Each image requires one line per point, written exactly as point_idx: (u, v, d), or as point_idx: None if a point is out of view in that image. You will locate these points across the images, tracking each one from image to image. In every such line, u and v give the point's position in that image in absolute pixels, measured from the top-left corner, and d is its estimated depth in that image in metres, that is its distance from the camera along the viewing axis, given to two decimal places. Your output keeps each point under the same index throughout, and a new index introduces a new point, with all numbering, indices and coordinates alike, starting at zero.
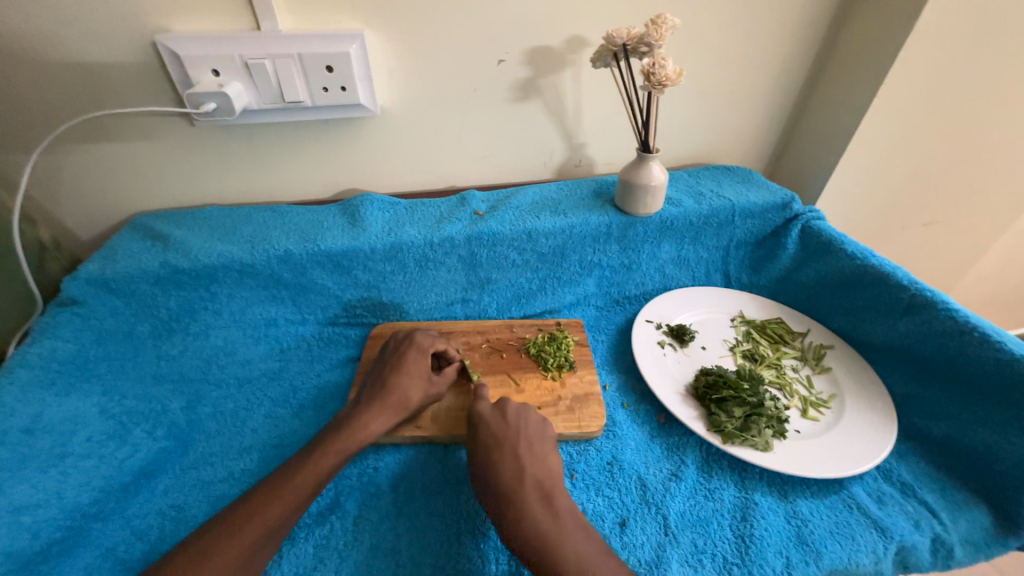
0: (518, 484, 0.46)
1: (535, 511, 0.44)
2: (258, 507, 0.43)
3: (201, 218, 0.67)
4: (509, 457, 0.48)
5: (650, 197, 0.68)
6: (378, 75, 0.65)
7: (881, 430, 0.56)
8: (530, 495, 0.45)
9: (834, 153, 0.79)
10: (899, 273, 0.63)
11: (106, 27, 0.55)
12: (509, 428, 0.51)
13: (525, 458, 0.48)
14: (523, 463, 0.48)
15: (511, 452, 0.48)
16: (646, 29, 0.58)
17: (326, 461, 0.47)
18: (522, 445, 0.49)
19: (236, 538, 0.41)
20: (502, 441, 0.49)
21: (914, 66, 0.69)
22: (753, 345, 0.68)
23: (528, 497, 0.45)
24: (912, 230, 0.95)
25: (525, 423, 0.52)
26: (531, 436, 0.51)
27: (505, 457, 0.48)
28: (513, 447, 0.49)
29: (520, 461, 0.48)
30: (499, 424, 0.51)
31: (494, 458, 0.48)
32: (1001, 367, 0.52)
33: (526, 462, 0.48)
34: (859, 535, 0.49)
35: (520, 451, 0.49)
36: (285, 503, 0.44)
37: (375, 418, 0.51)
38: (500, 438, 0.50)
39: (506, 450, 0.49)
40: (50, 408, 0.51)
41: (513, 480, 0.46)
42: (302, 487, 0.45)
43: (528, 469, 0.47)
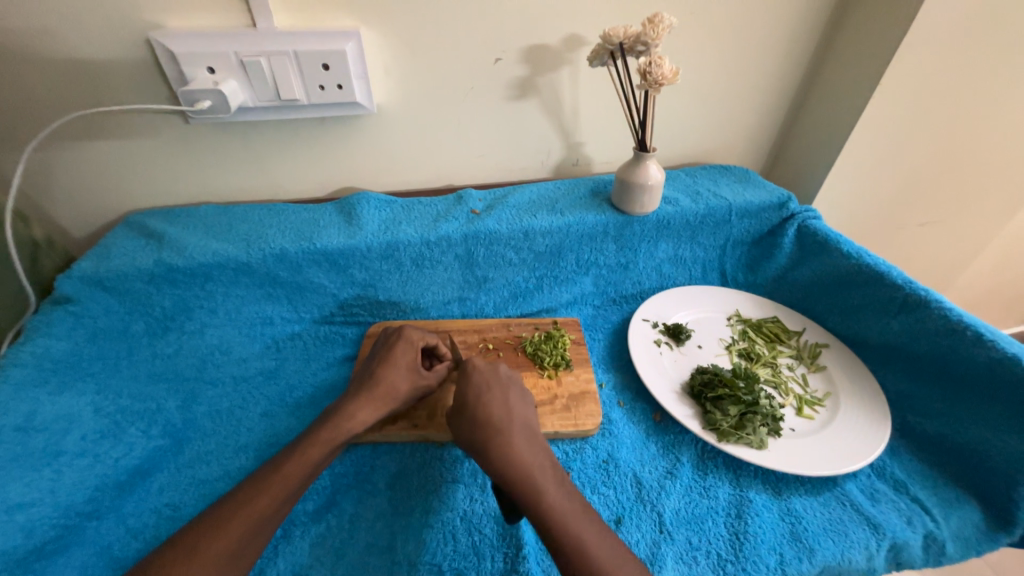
0: (507, 420, 0.47)
1: (520, 445, 0.46)
2: (246, 500, 0.43)
3: (196, 217, 0.67)
4: (499, 398, 0.49)
5: (647, 196, 0.68)
6: (375, 74, 0.65)
7: (875, 429, 0.57)
8: (515, 438, 0.46)
9: (830, 152, 0.79)
10: (894, 272, 0.63)
11: (99, 23, 0.55)
12: (500, 375, 0.52)
13: (513, 402, 0.50)
14: (511, 407, 0.49)
15: (500, 395, 0.50)
16: (643, 28, 0.58)
17: (314, 451, 0.47)
18: (500, 396, 0.49)
19: (224, 533, 0.41)
20: (491, 384, 0.50)
21: (910, 66, 0.69)
22: (749, 344, 0.69)
23: (515, 434, 0.46)
24: (908, 230, 0.95)
25: (512, 374, 0.53)
26: (516, 382, 0.52)
27: (494, 398, 0.49)
28: (501, 391, 0.50)
29: (510, 404, 0.49)
30: (489, 369, 0.52)
31: (484, 395, 0.49)
32: (994, 366, 0.53)
33: (512, 409, 0.49)
34: (851, 532, 0.49)
35: (510, 395, 0.50)
36: (273, 495, 0.44)
37: (362, 409, 0.52)
38: (489, 381, 0.51)
39: (495, 391, 0.50)
40: (44, 406, 0.50)
41: (502, 417, 0.47)
42: (290, 478, 0.45)
43: (516, 412, 0.48)
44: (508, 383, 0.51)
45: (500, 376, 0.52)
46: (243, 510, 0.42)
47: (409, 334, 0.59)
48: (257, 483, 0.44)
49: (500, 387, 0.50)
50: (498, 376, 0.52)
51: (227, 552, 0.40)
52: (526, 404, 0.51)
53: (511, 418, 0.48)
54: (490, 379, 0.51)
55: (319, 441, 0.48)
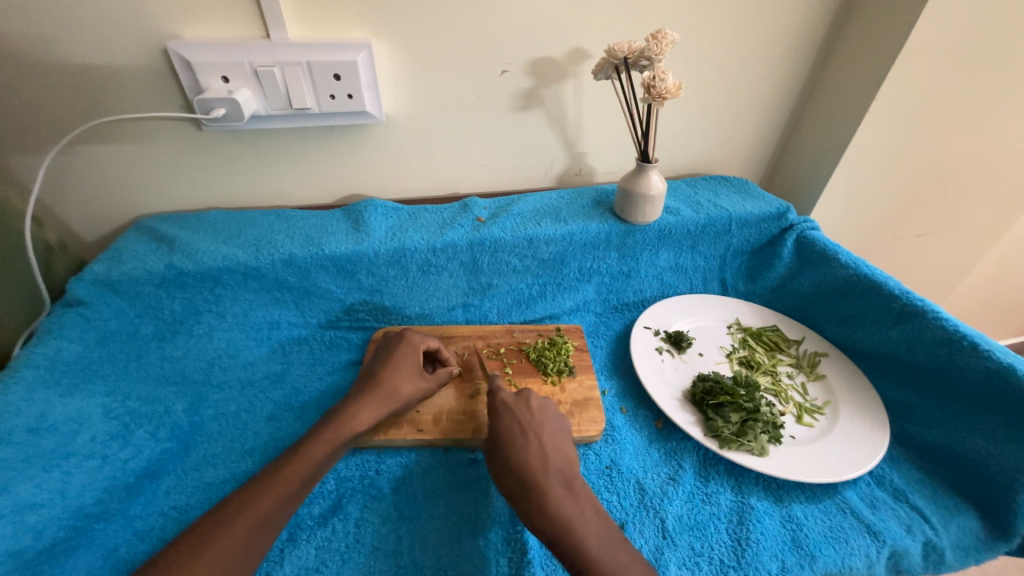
0: (542, 468, 0.47)
1: (559, 495, 0.45)
2: (250, 500, 0.44)
3: (206, 221, 0.68)
4: (536, 441, 0.49)
5: (650, 206, 0.69)
6: (384, 84, 0.66)
7: (874, 436, 0.58)
8: (555, 489, 0.45)
9: (828, 165, 0.81)
10: (891, 283, 0.65)
11: (118, 33, 0.56)
12: (533, 415, 0.51)
13: (550, 444, 0.49)
14: (549, 450, 0.48)
15: (538, 437, 0.49)
16: (646, 43, 0.59)
17: (316, 451, 0.48)
18: (537, 437, 0.49)
19: (229, 533, 0.41)
20: (527, 428, 0.50)
21: (904, 82, 0.71)
22: (749, 352, 0.70)
23: (552, 482, 0.46)
24: (905, 241, 0.97)
25: (547, 410, 0.53)
26: (553, 423, 0.52)
27: (529, 444, 0.48)
28: (539, 432, 0.50)
29: (546, 446, 0.49)
30: (523, 409, 0.52)
31: (521, 440, 0.49)
32: (990, 375, 0.54)
33: (549, 453, 0.48)
34: (852, 539, 0.50)
35: (545, 437, 0.49)
36: (276, 495, 0.44)
37: (363, 409, 0.52)
38: (523, 425, 0.50)
39: (529, 435, 0.49)
40: (54, 407, 0.51)
41: (538, 463, 0.47)
42: (292, 479, 0.46)
43: (552, 456, 0.48)
44: (542, 423, 0.51)
45: (535, 413, 0.52)
46: (247, 510, 0.43)
47: (411, 338, 0.60)
48: (260, 483, 0.45)
49: (534, 430, 0.50)
50: (534, 416, 0.52)
51: (232, 549, 0.41)
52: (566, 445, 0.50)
53: (546, 465, 0.47)
54: (524, 420, 0.51)
55: (320, 442, 0.49)
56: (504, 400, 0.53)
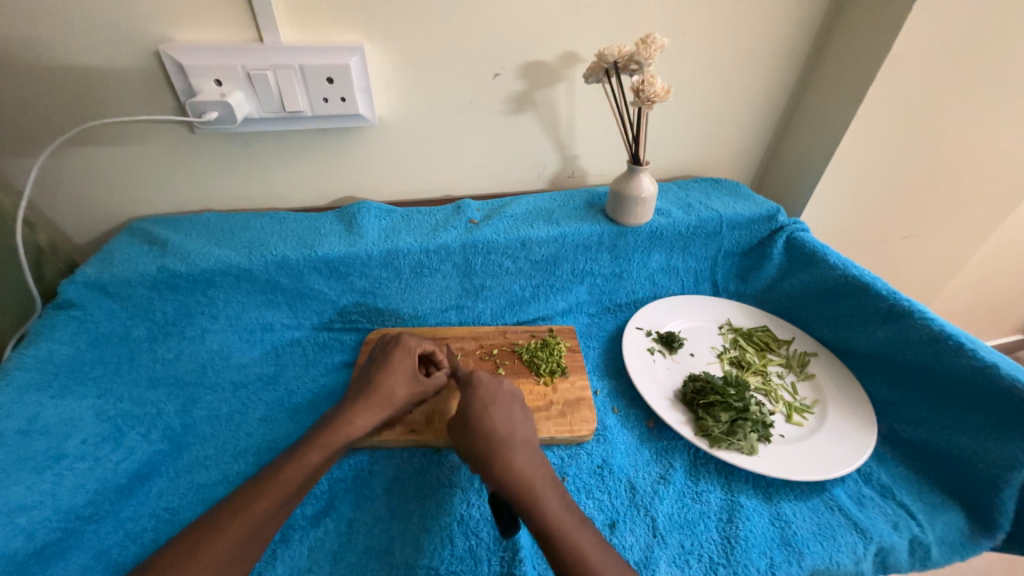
0: (510, 434, 0.49)
1: (524, 457, 0.47)
2: (244, 506, 0.44)
3: (199, 224, 0.68)
4: (502, 416, 0.50)
5: (641, 208, 0.70)
6: (377, 87, 0.67)
7: (862, 435, 0.58)
8: (520, 450, 0.47)
9: (816, 167, 0.82)
10: (879, 283, 0.65)
11: (111, 36, 0.56)
12: (502, 390, 0.53)
13: (516, 419, 0.51)
14: (514, 424, 0.50)
15: (504, 412, 0.51)
16: (636, 47, 0.60)
17: (314, 453, 0.48)
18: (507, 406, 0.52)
19: (222, 539, 0.41)
20: (492, 403, 0.51)
21: (891, 85, 0.72)
22: (740, 352, 0.70)
23: (517, 446, 0.48)
24: (894, 242, 0.98)
25: (515, 389, 0.55)
26: (519, 400, 0.53)
27: (498, 411, 0.50)
28: (506, 406, 0.51)
29: (512, 420, 0.50)
30: (492, 384, 0.54)
31: (488, 413, 0.50)
32: (974, 374, 0.54)
33: (516, 424, 0.50)
34: (840, 536, 0.50)
35: (511, 412, 0.51)
36: (271, 500, 0.44)
37: (361, 413, 0.53)
38: (492, 396, 0.52)
39: (498, 405, 0.51)
40: (45, 410, 0.51)
41: (505, 434, 0.48)
42: (287, 484, 0.46)
43: (519, 426, 0.50)
44: (510, 398, 0.53)
45: (501, 389, 0.54)
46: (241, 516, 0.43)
47: (406, 337, 0.61)
48: (254, 487, 0.45)
49: (502, 401, 0.52)
50: (501, 392, 0.53)
51: (224, 556, 0.41)
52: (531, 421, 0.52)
53: (513, 433, 0.49)
54: (491, 396, 0.52)
55: (317, 446, 0.49)
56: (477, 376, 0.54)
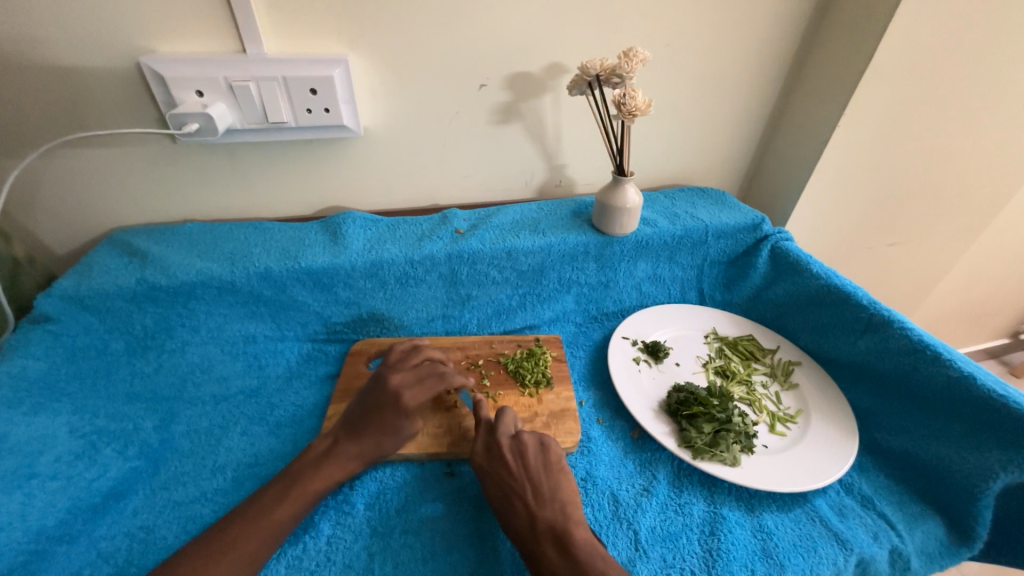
0: (532, 531, 0.46)
1: (552, 556, 0.44)
2: (235, 541, 0.44)
3: (181, 234, 0.67)
4: (521, 505, 0.48)
5: (626, 218, 0.70)
6: (363, 98, 0.67)
7: (843, 445, 0.59)
8: (545, 548, 0.45)
9: (800, 177, 0.83)
10: (859, 293, 0.66)
11: (91, 47, 0.56)
12: (516, 475, 0.51)
13: (534, 503, 0.48)
14: (534, 509, 0.48)
15: (523, 498, 0.49)
16: (618, 61, 0.61)
17: (298, 497, 0.48)
18: (530, 489, 0.49)
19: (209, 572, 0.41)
20: (508, 491, 0.50)
21: (872, 96, 0.73)
22: (725, 361, 0.71)
23: (543, 543, 0.45)
24: (878, 250, 0.99)
25: (532, 460, 0.52)
26: (538, 474, 0.51)
27: (517, 508, 0.48)
28: (524, 490, 0.49)
29: (530, 507, 0.48)
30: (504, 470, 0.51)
31: (508, 508, 0.49)
32: (951, 384, 0.55)
33: (538, 512, 0.48)
34: (821, 547, 0.51)
35: (529, 495, 0.49)
36: (261, 540, 0.45)
37: (331, 464, 0.51)
38: (508, 489, 0.50)
39: (516, 497, 0.49)
40: (18, 427, 0.50)
41: (525, 527, 0.47)
42: (275, 526, 0.46)
43: (541, 514, 0.47)
44: (528, 478, 0.50)
45: (518, 467, 0.51)
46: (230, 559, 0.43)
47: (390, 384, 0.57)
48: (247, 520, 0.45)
49: (518, 492, 0.49)
50: (521, 472, 0.51)
51: None
52: (556, 495, 0.49)
53: (536, 526, 0.47)
54: (507, 480, 0.50)
55: (303, 489, 0.49)
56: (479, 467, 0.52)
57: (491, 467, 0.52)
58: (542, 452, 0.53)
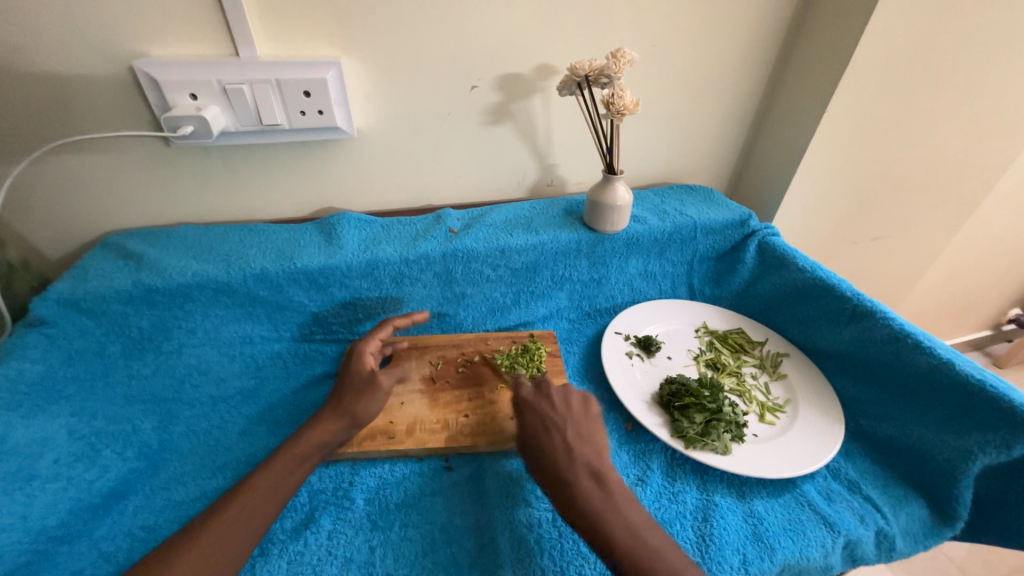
0: (569, 462, 0.49)
1: (586, 488, 0.47)
2: (230, 528, 0.44)
3: (175, 237, 0.67)
4: (560, 437, 0.52)
5: (617, 215, 0.72)
6: (355, 99, 0.67)
7: (830, 432, 0.61)
8: (581, 478, 0.48)
9: (785, 174, 0.85)
10: (843, 285, 0.68)
11: (84, 51, 0.56)
12: (554, 412, 0.55)
13: (574, 440, 0.51)
14: (574, 443, 0.51)
15: (562, 434, 0.52)
16: (606, 61, 0.62)
17: (280, 462, 0.50)
18: (569, 427, 0.53)
19: (195, 544, 0.43)
20: (549, 424, 0.53)
21: (852, 93, 0.75)
22: (715, 354, 0.72)
23: (579, 474, 0.48)
24: (863, 245, 1.02)
25: (573, 399, 0.56)
26: (577, 418, 0.54)
27: (554, 440, 0.52)
28: (564, 429, 0.53)
29: (570, 441, 0.51)
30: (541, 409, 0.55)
31: (546, 438, 0.52)
32: (932, 370, 0.57)
33: (575, 446, 0.51)
34: (809, 531, 0.52)
35: (570, 432, 0.52)
36: (242, 505, 0.46)
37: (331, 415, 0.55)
38: (547, 423, 0.53)
39: (553, 432, 0.52)
40: (16, 430, 0.50)
41: (563, 454, 0.50)
42: (257, 492, 0.47)
43: (580, 450, 0.50)
44: (565, 419, 0.54)
45: (562, 411, 0.55)
46: (224, 542, 0.43)
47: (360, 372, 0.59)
48: (246, 500, 0.46)
49: (557, 428, 0.53)
50: (566, 412, 0.55)
51: (197, 560, 0.42)
52: (592, 435, 0.53)
53: (572, 458, 0.50)
54: (553, 418, 0.54)
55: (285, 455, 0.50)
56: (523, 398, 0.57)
57: (535, 403, 0.56)
58: (583, 404, 0.56)
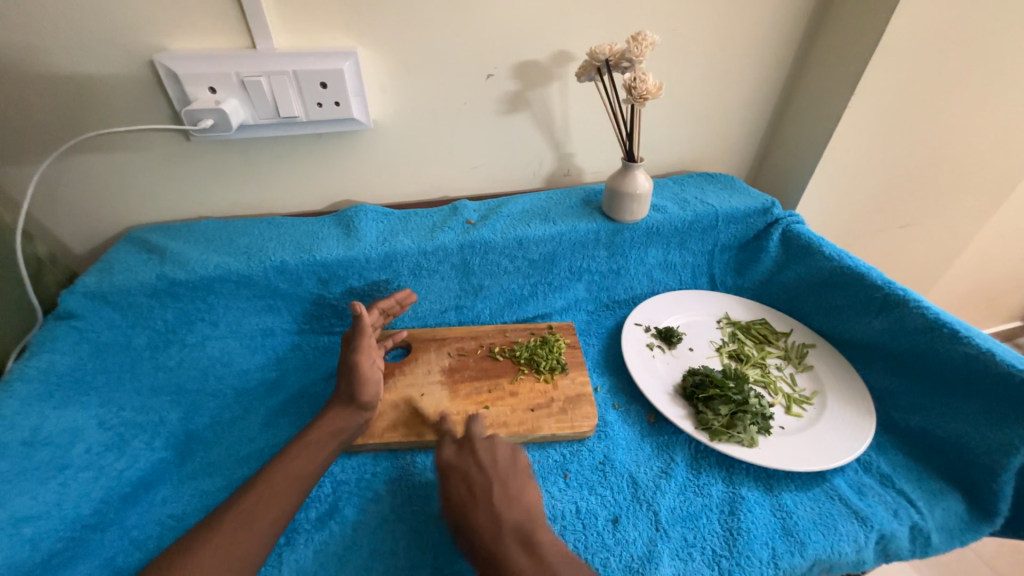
0: (497, 537, 0.44)
1: (519, 560, 0.42)
2: (253, 516, 0.45)
3: (197, 231, 0.68)
4: (484, 504, 0.47)
5: (637, 205, 0.70)
6: (371, 90, 0.67)
7: (861, 425, 0.59)
8: (514, 552, 0.43)
9: (809, 160, 0.83)
10: (874, 273, 0.66)
11: (104, 46, 0.57)
12: (488, 467, 0.50)
13: (501, 504, 0.47)
14: (502, 510, 0.46)
15: (489, 496, 0.47)
16: (627, 45, 0.61)
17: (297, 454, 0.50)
18: (496, 485, 0.48)
19: (218, 533, 0.43)
20: (474, 488, 0.48)
21: (883, 75, 0.72)
22: (738, 345, 0.71)
23: (509, 547, 0.43)
24: (890, 232, 0.98)
25: (506, 455, 0.52)
26: (507, 475, 0.50)
27: (479, 503, 0.47)
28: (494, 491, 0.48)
29: (496, 507, 0.47)
30: (484, 462, 0.51)
31: (473, 508, 0.47)
32: (970, 361, 0.55)
33: (502, 514, 0.46)
34: (841, 525, 0.51)
35: (492, 496, 0.47)
36: (262, 492, 0.47)
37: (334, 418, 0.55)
38: (477, 486, 0.49)
39: (483, 496, 0.48)
40: (49, 420, 0.51)
41: (488, 524, 0.45)
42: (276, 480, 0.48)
43: (507, 516, 0.46)
44: (494, 476, 0.49)
45: (488, 465, 0.50)
46: (243, 531, 0.44)
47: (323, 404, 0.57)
48: (264, 490, 0.47)
49: (482, 488, 0.48)
50: (492, 471, 0.50)
51: (220, 546, 0.42)
52: (523, 497, 0.48)
53: (502, 529, 0.45)
54: (474, 475, 0.50)
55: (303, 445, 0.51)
56: (445, 458, 0.52)
57: (460, 461, 0.51)
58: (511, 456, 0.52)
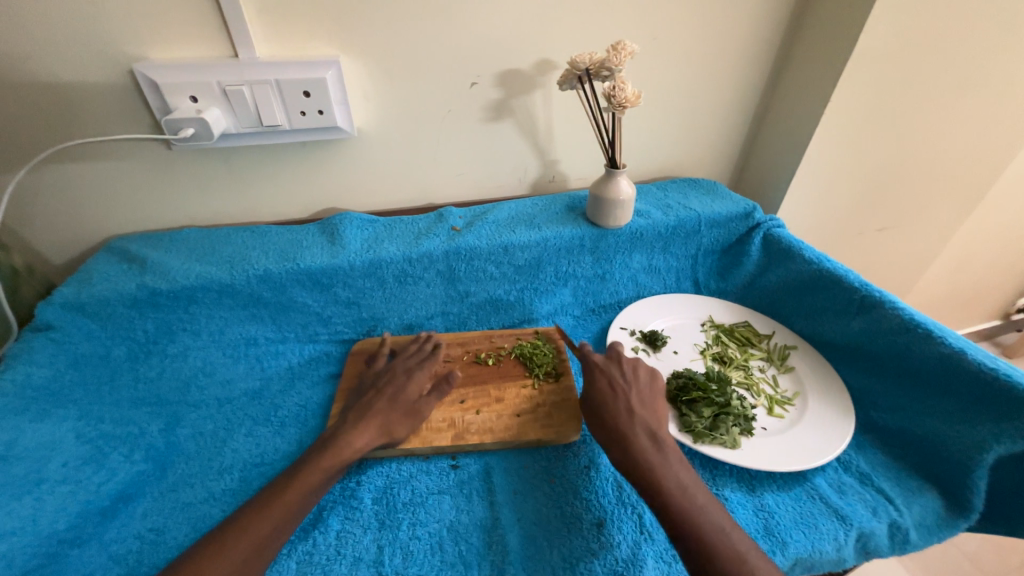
0: (627, 419, 0.54)
1: (643, 445, 0.51)
2: (250, 526, 0.44)
3: (178, 240, 0.67)
4: (624, 399, 0.56)
5: (620, 210, 0.71)
6: (355, 99, 0.67)
7: (840, 425, 0.60)
8: (636, 436, 0.52)
9: (788, 166, 0.84)
10: (851, 276, 0.68)
11: (83, 55, 0.56)
12: (633, 380, 0.59)
13: (637, 402, 0.56)
14: (635, 406, 0.55)
15: (627, 396, 0.56)
16: (607, 54, 0.62)
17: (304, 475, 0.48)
18: (634, 392, 0.57)
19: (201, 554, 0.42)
20: (615, 387, 0.57)
21: (856, 82, 0.74)
22: (722, 348, 0.72)
23: (637, 433, 0.52)
24: (869, 235, 1.01)
25: (651, 375, 0.60)
26: (643, 388, 0.58)
27: (619, 397, 0.56)
28: (630, 393, 0.57)
29: (632, 403, 0.56)
30: (626, 377, 0.59)
31: (612, 400, 0.56)
32: (944, 360, 0.57)
33: (636, 409, 0.55)
34: (821, 524, 0.52)
35: (634, 397, 0.56)
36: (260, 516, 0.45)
37: (361, 435, 0.53)
38: (616, 386, 0.58)
39: (620, 395, 0.57)
40: (25, 434, 0.50)
41: (622, 413, 0.54)
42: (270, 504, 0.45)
43: (642, 419, 0.54)
44: (634, 386, 0.58)
45: (629, 379, 0.59)
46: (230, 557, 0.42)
47: (399, 369, 0.61)
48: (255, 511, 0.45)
49: (622, 389, 0.57)
50: (631, 382, 0.58)
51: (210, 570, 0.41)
52: (654, 402, 0.57)
53: (631, 416, 0.54)
54: (618, 380, 0.58)
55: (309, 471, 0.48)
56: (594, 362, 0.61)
57: (606, 368, 0.60)
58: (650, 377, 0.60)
